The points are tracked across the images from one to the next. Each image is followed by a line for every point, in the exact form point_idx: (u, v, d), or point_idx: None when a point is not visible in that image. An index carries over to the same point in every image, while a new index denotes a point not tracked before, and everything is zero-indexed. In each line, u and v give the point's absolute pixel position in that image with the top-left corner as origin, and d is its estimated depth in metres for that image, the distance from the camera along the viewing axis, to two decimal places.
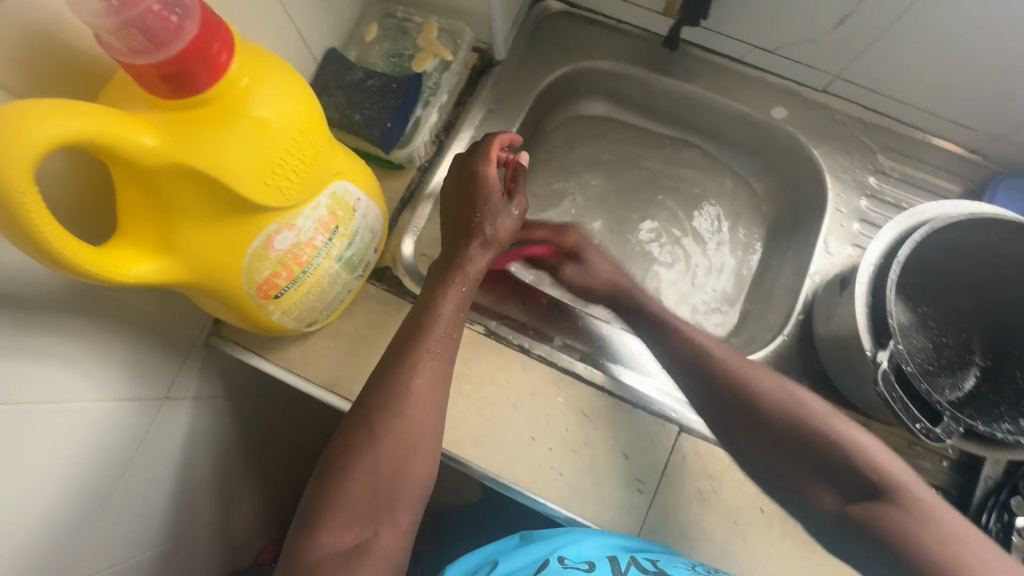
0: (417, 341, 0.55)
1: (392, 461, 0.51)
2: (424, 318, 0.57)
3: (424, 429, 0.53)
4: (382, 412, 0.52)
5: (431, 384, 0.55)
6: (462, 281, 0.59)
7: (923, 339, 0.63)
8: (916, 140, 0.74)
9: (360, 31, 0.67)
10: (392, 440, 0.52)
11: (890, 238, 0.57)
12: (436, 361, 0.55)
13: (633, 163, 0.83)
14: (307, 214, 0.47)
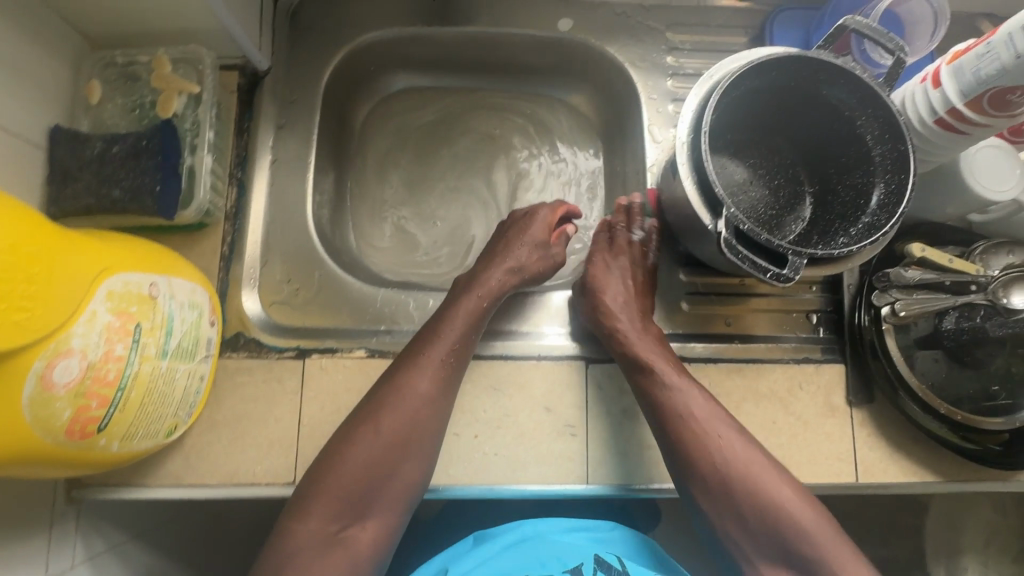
0: (422, 345, 0.56)
1: (388, 457, 0.52)
2: (435, 329, 0.57)
3: (424, 428, 0.53)
4: (386, 406, 0.53)
5: (437, 387, 0.55)
6: (482, 296, 0.60)
7: (759, 189, 0.67)
8: (693, 7, 0.75)
9: (82, 96, 0.57)
10: (393, 435, 0.52)
11: (694, 108, 0.58)
12: (448, 371, 0.56)
13: (454, 123, 0.79)
14: (85, 332, 0.40)
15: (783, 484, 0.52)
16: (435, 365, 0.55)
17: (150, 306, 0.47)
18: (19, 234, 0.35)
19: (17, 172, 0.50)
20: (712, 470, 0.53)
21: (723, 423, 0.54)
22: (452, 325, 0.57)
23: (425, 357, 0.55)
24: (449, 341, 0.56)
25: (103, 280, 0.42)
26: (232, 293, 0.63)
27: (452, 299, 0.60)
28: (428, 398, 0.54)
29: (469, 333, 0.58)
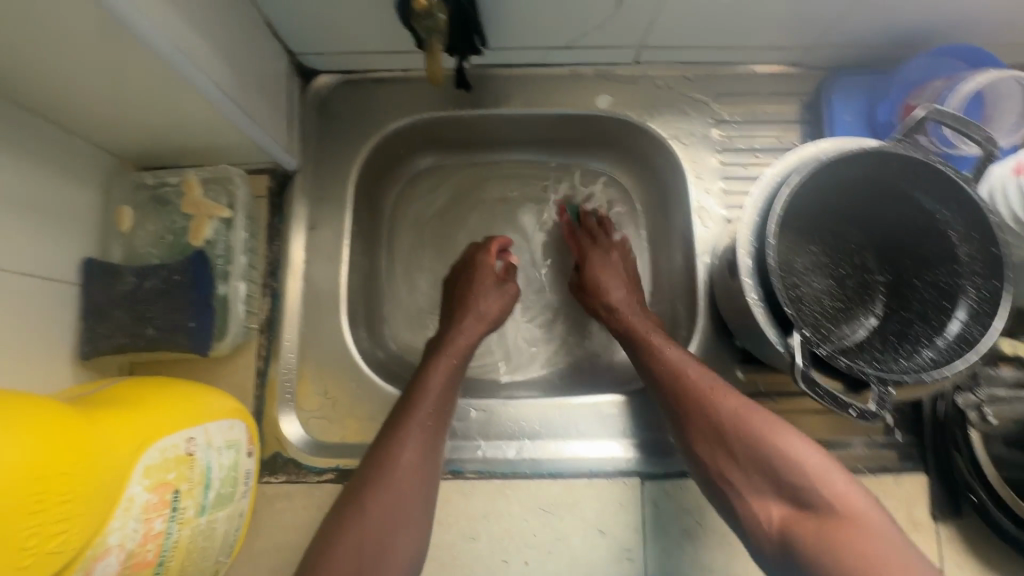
0: (407, 413, 0.52)
1: (378, 536, 0.46)
2: (413, 393, 0.54)
3: (411, 502, 0.49)
4: (371, 480, 0.48)
5: (421, 455, 0.51)
6: (451, 354, 0.58)
7: (824, 279, 0.61)
8: (739, 76, 0.71)
9: (112, 222, 0.56)
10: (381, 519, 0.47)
11: (755, 211, 0.53)
12: (435, 434, 0.52)
13: (488, 204, 0.76)
14: (123, 523, 0.38)
15: (783, 430, 0.48)
16: (427, 432, 0.52)
17: (188, 465, 0.45)
18: (53, 448, 0.33)
19: (50, 317, 0.49)
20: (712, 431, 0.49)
21: (708, 376, 0.52)
22: (437, 385, 0.55)
23: (413, 423, 0.51)
24: (436, 404, 0.53)
25: (142, 455, 0.40)
26: (267, 410, 0.61)
27: (427, 361, 0.58)
28: (419, 472, 0.50)
29: (447, 395, 0.55)
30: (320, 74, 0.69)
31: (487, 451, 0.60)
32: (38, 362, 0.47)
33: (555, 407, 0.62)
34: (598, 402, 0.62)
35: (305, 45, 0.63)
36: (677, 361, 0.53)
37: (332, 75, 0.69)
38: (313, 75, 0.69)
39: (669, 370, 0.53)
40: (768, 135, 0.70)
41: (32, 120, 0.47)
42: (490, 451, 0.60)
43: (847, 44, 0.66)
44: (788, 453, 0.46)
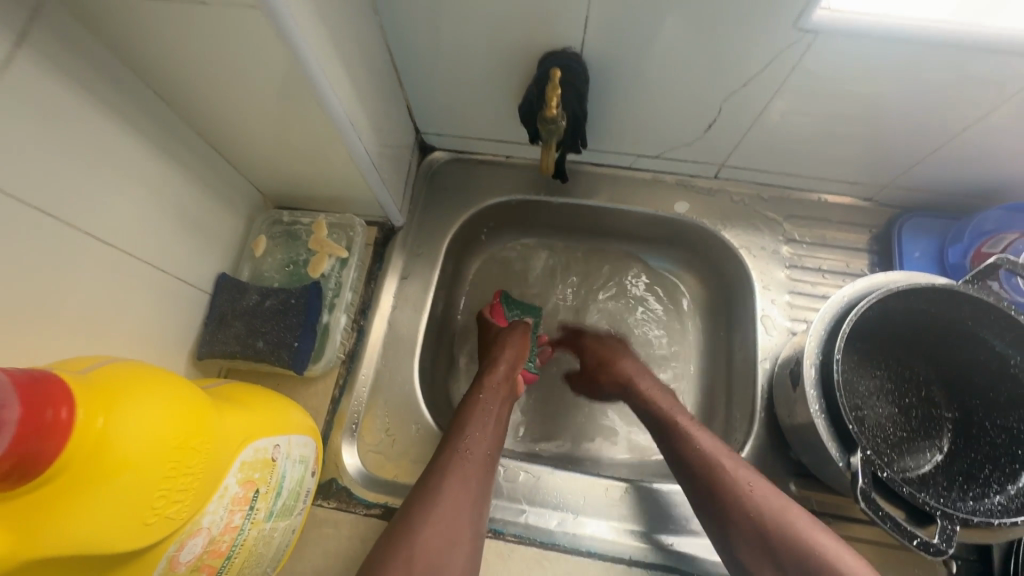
0: (453, 443, 0.56)
1: (432, 547, 0.48)
2: (456, 424, 0.59)
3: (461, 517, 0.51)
4: (420, 497, 0.52)
5: (467, 472, 0.54)
6: (486, 391, 0.63)
7: (887, 406, 0.61)
8: (812, 202, 0.76)
9: (248, 247, 0.66)
10: (439, 534, 0.49)
11: (823, 326, 0.56)
12: (484, 464, 0.56)
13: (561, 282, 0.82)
14: (213, 509, 0.41)
15: (817, 529, 0.50)
16: (473, 461, 0.56)
17: (269, 470, 0.49)
18: (194, 426, 0.38)
19: (181, 314, 0.57)
20: (754, 526, 0.51)
21: (747, 468, 0.54)
22: (485, 421, 0.60)
23: (462, 452, 0.56)
24: (482, 437, 0.58)
25: (243, 448, 0.45)
26: (333, 437, 0.65)
27: (468, 399, 0.62)
28: (471, 498, 0.53)
29: (489, 429, 0.59)
30: (436, 150, 0.80)
31: (530, 517, 0.61)
32: (161, 350, 0.54)
33: (575, 476, 0.64)
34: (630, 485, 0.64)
35: (431, 125, 0.74)
36: (716, 462, 0.55)
37: (447, 151, 0.80)
38: (430, 149, 0.80)
39: (701, 458, 0.56)
40: (837, 260, 0.74)
41: (213, 155, 0.59)
42: (534, 518, 0.61)
43: (920, 188, 0.71)
44: (824, 553, 0.48)
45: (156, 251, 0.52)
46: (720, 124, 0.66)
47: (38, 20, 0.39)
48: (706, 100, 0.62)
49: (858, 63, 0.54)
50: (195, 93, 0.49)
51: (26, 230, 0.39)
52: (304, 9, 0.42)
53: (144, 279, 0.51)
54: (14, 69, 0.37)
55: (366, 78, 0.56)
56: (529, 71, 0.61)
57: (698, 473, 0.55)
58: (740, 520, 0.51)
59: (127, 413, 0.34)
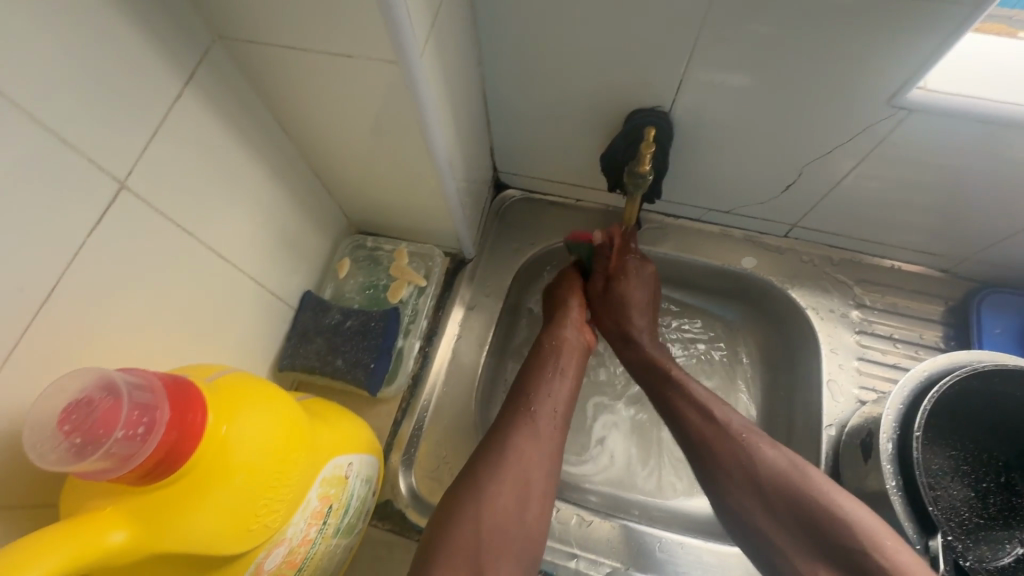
0: (522, 410, 0.60)
1: (513, 486, 0.55)
2: (531, 379, 0.63)
3: (537, 467, 0.56)
4: (500, 444, 0.57)
5: (548, 424, 0.60)
6: (561, 348, 0.66)
7: (961, 488, 0.60)
8: (885, 268, 0.75)
9: (333, 267, 0.70)
10: (512, 489, 0.54)
11: (899, 400, 0.55)
12: (554, 427, 0.60)
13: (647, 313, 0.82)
14: (297, 519, 0.43)
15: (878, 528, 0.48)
16: (544, 424, 0.59)
17: (342, 486, 0.50)
18: (294, 440, 0.41)
19: (270, 327, 0.60)
20: (743, 471, 0.55)
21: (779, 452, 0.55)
22: (554, 388, 0.63)
23: (534, 415, 0.60)
24: (551, 399, 0.62)
25: (325, 463, 0.46)
26: (391, 457, 0.66)
27: (533, 364, 0.65)
28: (541, 459, 0.57)
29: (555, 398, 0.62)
30: (509, 188, 0.83)
31: (581, 562, 0.62)
32: (248, 360, 0.58)
33: (628, 527, 0.65)
34: (680, 539, 0.64)
35: (509, 165, 0.78)
36: (714, 417, 0.58)
37: (520, 190, 0.83)
38: (504, 187, 0.83)
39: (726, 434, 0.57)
40: (908, 330, 0.72)
41: (314, 180, 0.63)
42: (584, 563, 0.62)
43: (1003, 264, 0.70)
44: (807, 491, 0.51)
45: (258, 267, 0.57)
46: (799, 185, 0.67)
47: (203, 60, 0.44)
48: (788, 162, 0.63)
49: (948, 140, 0.55)
50: (316, 127, 0.54)
51: (166, 245, 0.44)
52: (431, 62, 0.46)
53: (246, 292, 0.55)
54: (178, 104, 0.42)
55: (465, 121, 0.60)
56: (615, 124, 0.64)
57: (721, 459, 0.56)
58: (768, 500, 0.53)
59: (243, 423, 0.37)
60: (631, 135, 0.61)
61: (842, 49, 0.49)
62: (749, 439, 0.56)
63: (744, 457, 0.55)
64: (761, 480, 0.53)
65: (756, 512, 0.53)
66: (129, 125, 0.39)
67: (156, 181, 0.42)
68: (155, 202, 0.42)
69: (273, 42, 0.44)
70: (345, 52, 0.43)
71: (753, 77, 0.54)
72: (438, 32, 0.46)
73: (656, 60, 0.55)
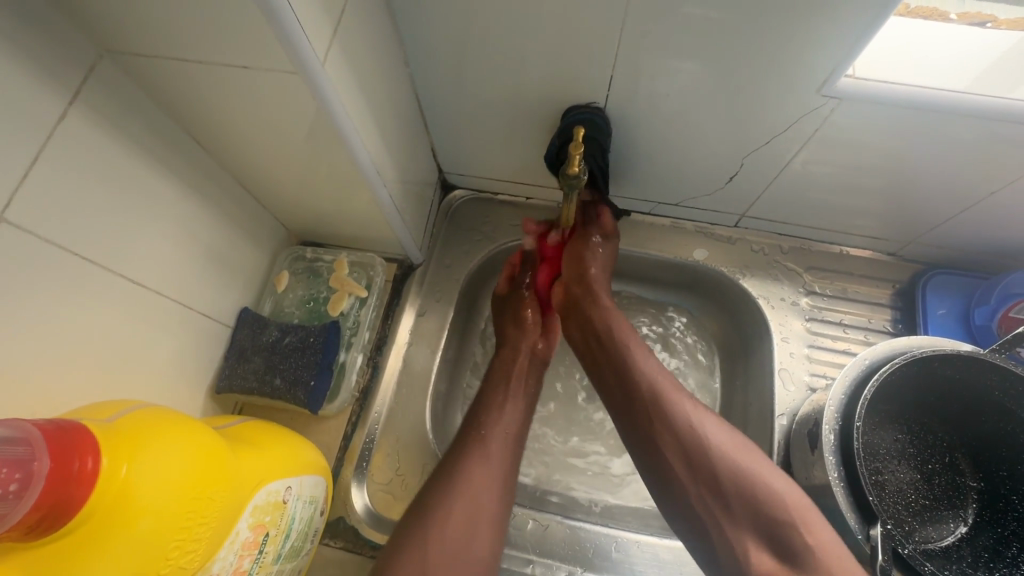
0: (473, 433, 0.59)
1: (465, 513, 0.52)
2: (484, 405, 0.62)
3: (486, 491, 0.54)
4: (447, 470, 0.55)
5: (503, 449, 0.58)
6: (516, 376, 0.66)
7: (908, 470, 0.60)
8: (833, 253, 0.76)
9: (271, 281, 0.67)
10: (461, 517, 0.52)
11: (842, 389, 0.55)
12: (505, 454, 0.58)
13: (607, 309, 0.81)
14: (225, 552, 0.42)
15: (737, 446, 0.51)
16: (495, 448, 0.58)
17: (280, 512, 0.49)
18: (212, 475, 0.39)
19: (204, 349, 0.58)
20: (675, 432, 0.52)
21: (659, 369, 0.57)
22: (506, 410, 0.62)
23: (483, 439, 0.58)
24: (502, 422, 0.60)
25: (255, 493, 0.45)
26: (343, 474, 0.65)
27: (488, 388, 0.64)
28: (492, 486, 0.55)
29: (507, 419, 0.61)
30: (457, 188, 0.81)
31: (536, 567, 0.61)
32: (181, 387, 0.55)
33: (585, 528, 0.64)
34: (637, 538, 0.64)
35: (454, 166, 0.76)
36: (667, 395, 0.54)
37: (467, 190, 0.81)
38: (452, 188, 0.81)
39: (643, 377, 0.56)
40: (858, 315, 0.73)
41: (243, 193, 0.61)
42: (540, 568, 0.61)
43: (945, 246, 0.70)
44: (745, 468, 0.50)
45: (183, 289, 0.54)
46: (743, 176, 0.66)
47: (91, 77, 0.41)
48: (728, 154, 0.63)
49: (879, 126, 0.54)
50: (232, 139, 0.52)
51: (63, 276, 0.41)
52: (339, 68, 0.44)
53: (170, 316, 0.53)
54: (65, 126, 0.40)
55: (394, 126, 0.58)
56: (552, 121, 0.62)
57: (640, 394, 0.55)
58: (651, 410, 0.54)
59: (146, 462, 0.35)
60: (563, 135, 0.60)
61: (766, 38, 0.48)
62: (658, 374, 0.56)
63: (647, 386, 0.55)
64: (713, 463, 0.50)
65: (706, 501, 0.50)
66: (2, 150, 0.36)
67: (42, 208, 0.39)
68: (44, 230, 0.39)
69: (165, 54, 0.41)
70: (242, 63, 0.41)
71: (682, 70, 0.53)
72: (345, 39, 0.44)
73: (584, 57, 0.53)
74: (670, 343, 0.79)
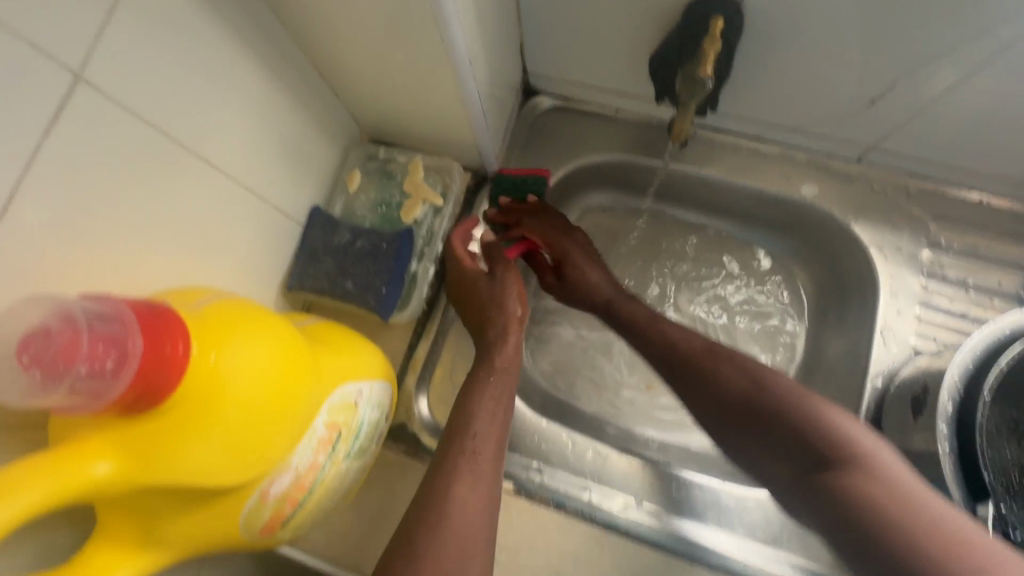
0: (458, 446, 0.48)
1: (455, 562, 0.42)
2: (462, 415, 0.50)
3: (477, 528, 0.44)
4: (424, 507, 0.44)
5: (491, 466, 0.48)
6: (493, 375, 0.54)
7: (1015, 449, 0.55)
8: (973, 203, 0.65)
9: (342, 179, 0.64)
10: (452, 565, 0.42)
11: (970, 356, 0.49)
12: (493, 472, 0.48)
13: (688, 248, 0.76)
14: (303, 447, 0.42)
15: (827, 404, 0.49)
16: (484, 466, 0.47)
17: (351, 414, 0.49)
18: (295, 371, 0.38)
19: (275, 243, 0.56)
20: (713, 396, 0.54)
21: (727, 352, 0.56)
22: (485, 414, 0.50)
23: (468, 455, 0.47)
24: (488, 434, 0.49)
25: (330, 392, 0.44)
26: (406, 382, 0.64)
27: (467, 392, 0.52)
28: (483, 508, 0.45)
29: (496, 424, 0.51)
30: (540, 95, 0.73)
31: (593, 495, 0.61)
32: (251, 281, 0.54)
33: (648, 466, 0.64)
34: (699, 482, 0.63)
35: (540, 66, 0.68)
36: (704, 357, 0.56)
37: (551, 98, 0.73)
38: (534, 94, 0.73)
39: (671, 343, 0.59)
40: (988, 273, 0.64)
41: (317, 79, 0.56)
42: (597, 495, 0.61)
43: None
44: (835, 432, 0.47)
45: (254, 178, 0.51)
46: (889, 98, 0.56)
47: None
48: (880, 67, 0.52)
49: None
50: (311, 11, 0.46)
51: (141, 150, 0.39)
52: None
53: (241, 205, 0.50)
54: None
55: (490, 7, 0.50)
56: (670, 14, 0.53)
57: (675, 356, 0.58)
58: (692, 387, 0.56)
59: (233, 352, 0.34)
60: (679, 45, 0.55)
61: None
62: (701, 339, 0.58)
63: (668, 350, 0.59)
64: (816, 458, 0.46)
65: (805, 501, 0.46)
66: None
67: (120, 70, 0.35)
68: (122, 96, 0.36)
69: None
70: None
71: None
72: None
73: None
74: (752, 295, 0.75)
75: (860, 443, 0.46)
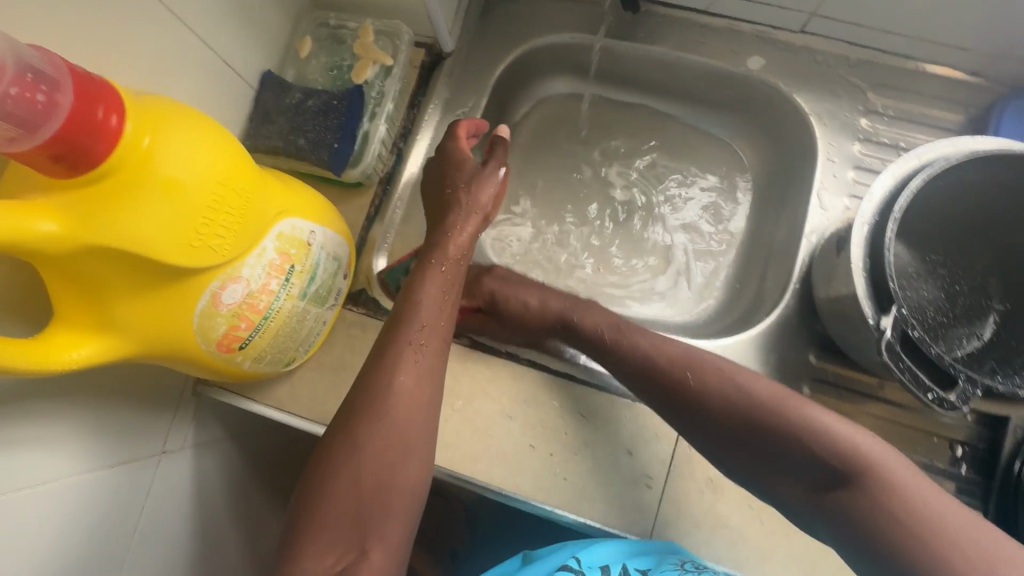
0: (401, 334, 0.48)
1: (386, 450, 0.44)
2: (406, 305, 0.50)
3: (416, 418, 0.46)
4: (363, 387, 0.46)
5: (434, 357, 0.49)
6: (443, 262, 0.53)
7: (933, 289, 0.59)
8: (909, 71, 0.68)
9: (294, 48, 0.64)
10: (386, 442, 0.44)
11: (888, 182, 0.53)
12: (438, 358, 0.49)
13: (640, 129, 0.78)
14: (253, 262, 0.44)
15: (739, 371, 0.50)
16: (428, 352, 0.48)
17: (305, 251, 0.50)
18: (235, 172, 0.40)
19: (228, 101, 0.57)
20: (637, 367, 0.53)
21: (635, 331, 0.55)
22: (430, 298, 0.51)
23: (413, 343, 0.48)
24: (433, 318, 0.50)
25: (279, 217, 0.46)
26: (364, 251, 0.66)
27: (415, 278, 0.52)
28: (422, 390, 0.47)
29: (442, 314, 0.51)
30: None
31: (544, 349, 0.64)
32: None
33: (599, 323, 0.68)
34: None
35: None
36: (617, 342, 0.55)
37: None
38: None
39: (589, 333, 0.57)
40: (919, 137, 0.67)
41: None
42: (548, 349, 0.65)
43: None
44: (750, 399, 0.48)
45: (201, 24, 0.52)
46: None
47: None
48: None
49: None
50: None
51: None
52: None
53: (189, 49, 0.51)
54: None
55: None
56: None
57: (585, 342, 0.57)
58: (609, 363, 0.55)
59: (167, 134, 0.36)
60: None
61: None
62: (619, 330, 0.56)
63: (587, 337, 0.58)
64: (733, 423, 0.48)
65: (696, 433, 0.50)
66: None
67: None
68: None
69: None
70: None
71: None
72: None
73: None
74: (706, 179, 0.76)
75: (776, 400, 0.47)
